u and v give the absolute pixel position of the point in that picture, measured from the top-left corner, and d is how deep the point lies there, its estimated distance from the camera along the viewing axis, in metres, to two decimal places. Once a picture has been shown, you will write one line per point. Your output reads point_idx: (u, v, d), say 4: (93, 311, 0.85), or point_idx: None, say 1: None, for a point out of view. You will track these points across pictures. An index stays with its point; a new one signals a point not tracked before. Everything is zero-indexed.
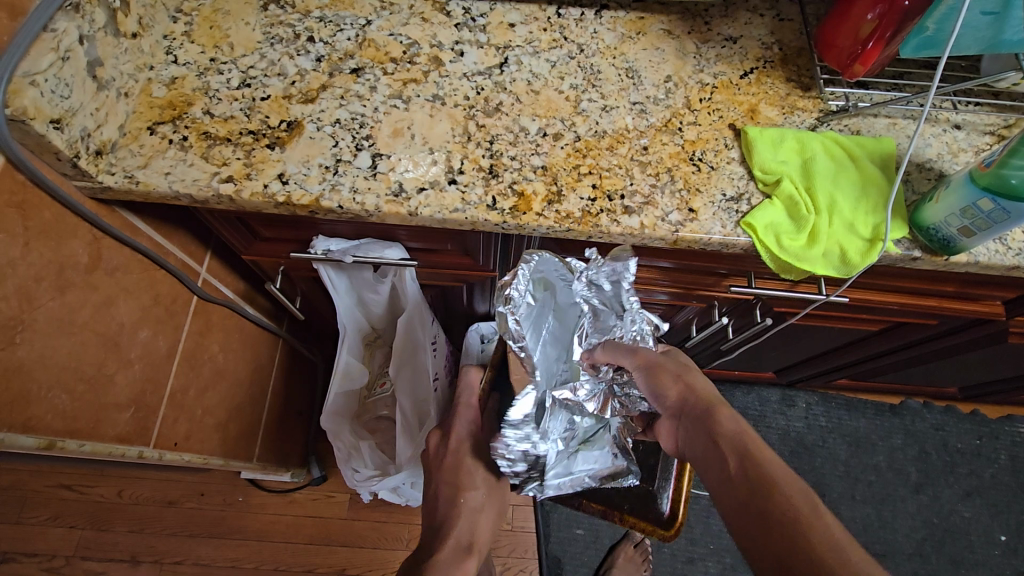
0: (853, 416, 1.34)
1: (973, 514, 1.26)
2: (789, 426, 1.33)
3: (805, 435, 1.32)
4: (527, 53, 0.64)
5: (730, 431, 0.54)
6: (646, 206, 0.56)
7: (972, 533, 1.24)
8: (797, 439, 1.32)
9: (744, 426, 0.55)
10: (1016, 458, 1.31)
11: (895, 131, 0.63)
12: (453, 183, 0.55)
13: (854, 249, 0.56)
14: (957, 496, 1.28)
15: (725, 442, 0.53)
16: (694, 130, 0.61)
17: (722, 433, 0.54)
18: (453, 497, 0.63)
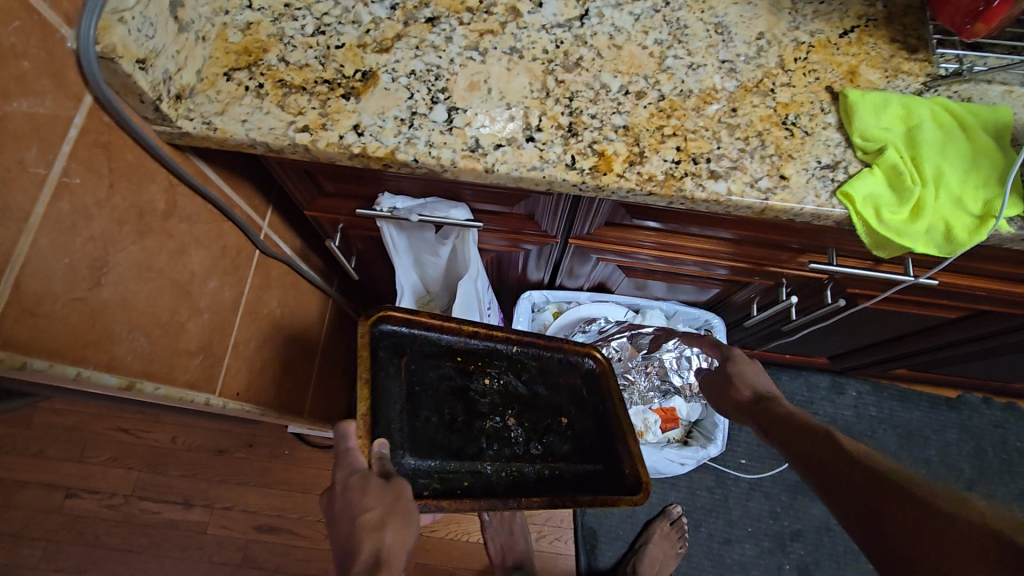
0: (905, 408, 1.29)
1: None
2: (836, 414, 1.28)
3: (854, 424, 1.27)
4: (609, 5, 0.60)
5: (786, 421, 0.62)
6: (733, 171, 0.53)
7: None
8: (843, 427, 1.27)
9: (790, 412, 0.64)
10: None
11: (1011, 99, 0.58)
12: (532, 141, 0.53)
13: (960, 225, 0.52)
14: (1011, 495, 1.22)
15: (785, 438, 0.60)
16: (788, 92, 0.57)
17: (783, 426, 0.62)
18: (350, 530, 0.52)
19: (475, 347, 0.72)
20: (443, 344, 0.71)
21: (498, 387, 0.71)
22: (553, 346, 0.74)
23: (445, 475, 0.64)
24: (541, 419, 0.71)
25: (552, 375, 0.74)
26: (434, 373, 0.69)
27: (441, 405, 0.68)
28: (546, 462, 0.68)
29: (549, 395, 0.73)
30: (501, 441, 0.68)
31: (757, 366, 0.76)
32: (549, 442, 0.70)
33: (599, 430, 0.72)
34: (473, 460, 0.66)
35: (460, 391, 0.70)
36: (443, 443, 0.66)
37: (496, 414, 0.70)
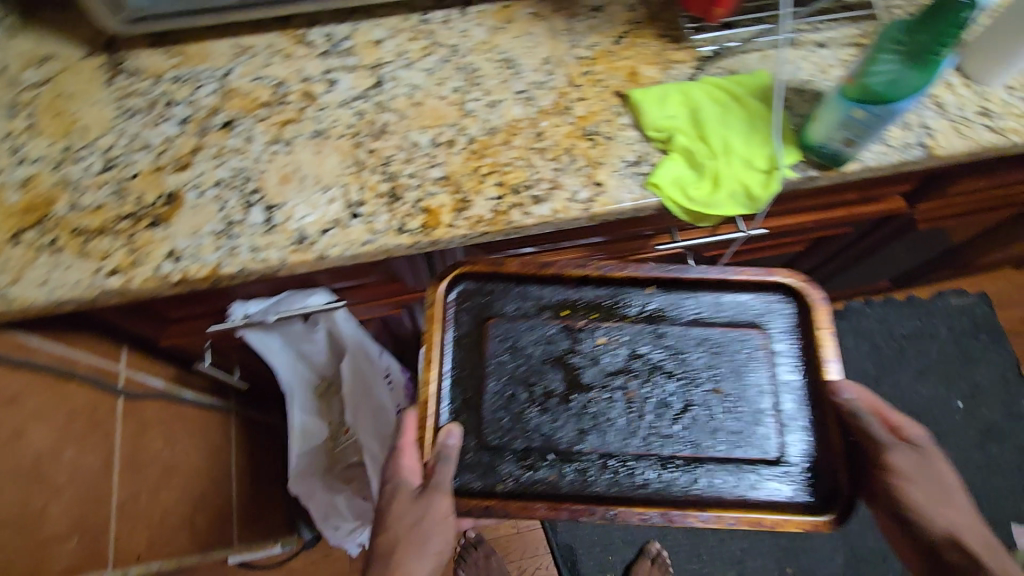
0: None
1: (929, 390, 1.35)
2: None
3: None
4: (401, 67, 0.62)
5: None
6: (553, 191, 0.56)
7: (932, 407, 1.33)
8: None
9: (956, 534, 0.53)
10: (953, 330, 1.41)
11: (768, 62, 0.66)
12: (357, 217, 0.53)
13: (756, 183, 0.58)
14: (911, 378, 1.36)
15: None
16: (583, 105, 0.62)
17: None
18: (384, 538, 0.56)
19: (610, 302, 0.61)
20: (544, 298, 0.61)
21: (641, 353, 0.59)
22: (732, 291, 0.61)
23: (537, 467, 0.57)
24: (732, 421, 0.57)
25: (722, 308, 0.61)
26: (527, 335, 0.60)
27: (537, 376, 0.59)
28: (705, 462, 0.57)
29: (727, 356, 0.59)
30: (663, 429, 0.57)
31: (931, 468, 0.54)
32: (717, 443, 0.57)
33: (798, 430, 0.58)
34: (573, 445, 0.57)
35: (568, 355, 0.59)
36: (535, 440, 0.57)
37: (631, 398, 0.58)
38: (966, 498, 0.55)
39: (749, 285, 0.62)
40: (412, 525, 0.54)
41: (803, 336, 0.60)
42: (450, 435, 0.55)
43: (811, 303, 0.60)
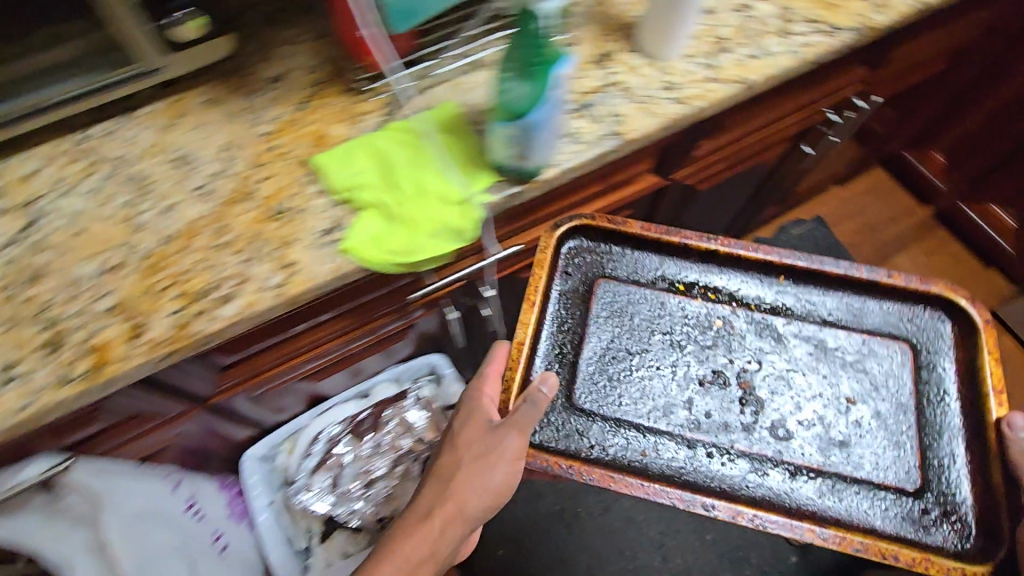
0: None
1: None
2: None
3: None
4: (57, 197, 0.57)
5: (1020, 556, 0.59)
6: (241, 286, 0.53)
7: None
8: None
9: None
10: None
11: (459, 90, 0.65)
12: (12, 379, 0.49)
13: (454, 218, 0.57)
14: None
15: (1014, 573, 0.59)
16: (269, 184, 0.58)
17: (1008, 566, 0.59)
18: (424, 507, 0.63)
19: (724, 284, 0.72)
20: (658, 271, 0.73)
21: (756, 345, 0.70)
22: (854, 288, 0.71)
23: (652, 427, 0.67)
24: (813, 390, 0.68)
25: (896, 312, 0.71)
26: (632, 303, 0.71)
27: (642, 342, 0.70)
28: (789, 453, 0.65)
29: (875, 361, 0.69)
30: (789, 377, 0.68)
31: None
32: (818, 437, 0.66)
33: (902, 415, 0.67)
34: (659, 433, 0.66)
35: (671, 335, 0.70)
36: (695, 404, 0.68)
37: (783, 345, 0.70)
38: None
39: (908, 300, 0.71)
40: (474, 456, 0.62)
41: (965, 354, 0.68)
42: (545, 383, 0.62)
43: (969, 314, 0.68)
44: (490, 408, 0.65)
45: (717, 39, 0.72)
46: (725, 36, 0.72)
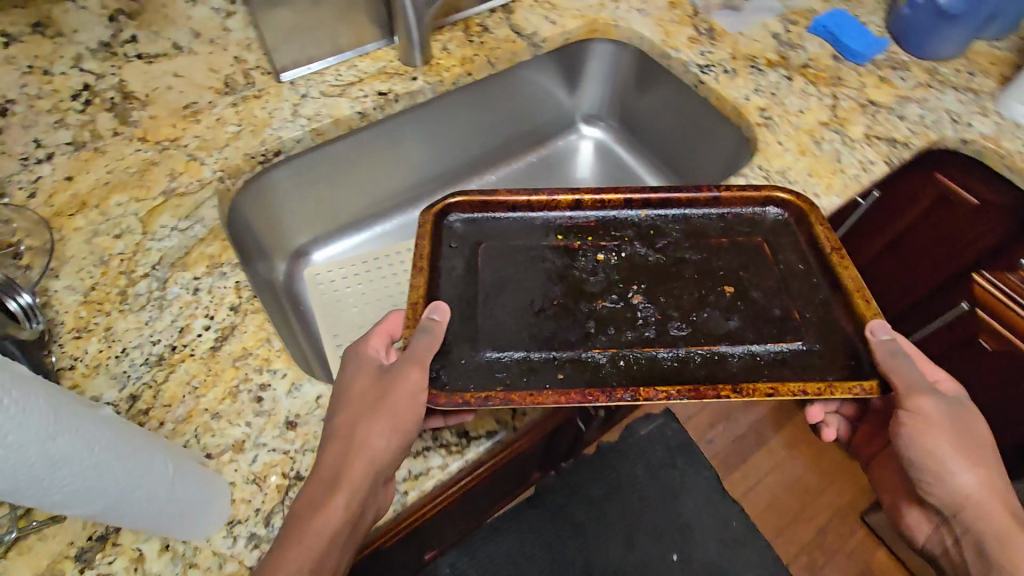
0: None
1: None
2: None
3: None
4: None
5: (930, 412, 0.54)
6: None
7: None
8: None
9: (925, 390, 0.53)
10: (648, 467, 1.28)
11: None
12: None
13: None
14: None
15: (932, 428, 0.54)
16: None
17: (926, 415, 0.54)
18: (297, 505, 0.47)
19: (598, 220, 0.66)
20: (539, 223, 0.66)
21: (600, 266, 0.62)
22: (701, 207, 0.66)
23: (530, 361, 0.55)
24: (704, 282, 0.61)
25: (747, 221, 0.66)
26: (518, 254, 0.63)
27: (533, 291, 0.60)
28: (675, 331, 0.58)
29: (730, 258, 0.63)
30: (675, 284, 0.61)
31: (899, 347, 0.53)
32: (724, 322, 0.58)
33: (779, 296, 0.60)
34: (579, 349, 0.57)
35: (562, 270, 0.62)
36: (595, 327, 0.58)
37: (669, 261, 0.63)
38: (908, 359, 0.53)
39: (746, 208, 0.66)
40: (371, 426, 0.48)
41: (807, 237, 0.64)
42: (437, 312, 0.52)
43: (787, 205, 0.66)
44: (358, 364, 0.53)
45: (290, 479, 0.50)
46: (305, 470, 0.51)
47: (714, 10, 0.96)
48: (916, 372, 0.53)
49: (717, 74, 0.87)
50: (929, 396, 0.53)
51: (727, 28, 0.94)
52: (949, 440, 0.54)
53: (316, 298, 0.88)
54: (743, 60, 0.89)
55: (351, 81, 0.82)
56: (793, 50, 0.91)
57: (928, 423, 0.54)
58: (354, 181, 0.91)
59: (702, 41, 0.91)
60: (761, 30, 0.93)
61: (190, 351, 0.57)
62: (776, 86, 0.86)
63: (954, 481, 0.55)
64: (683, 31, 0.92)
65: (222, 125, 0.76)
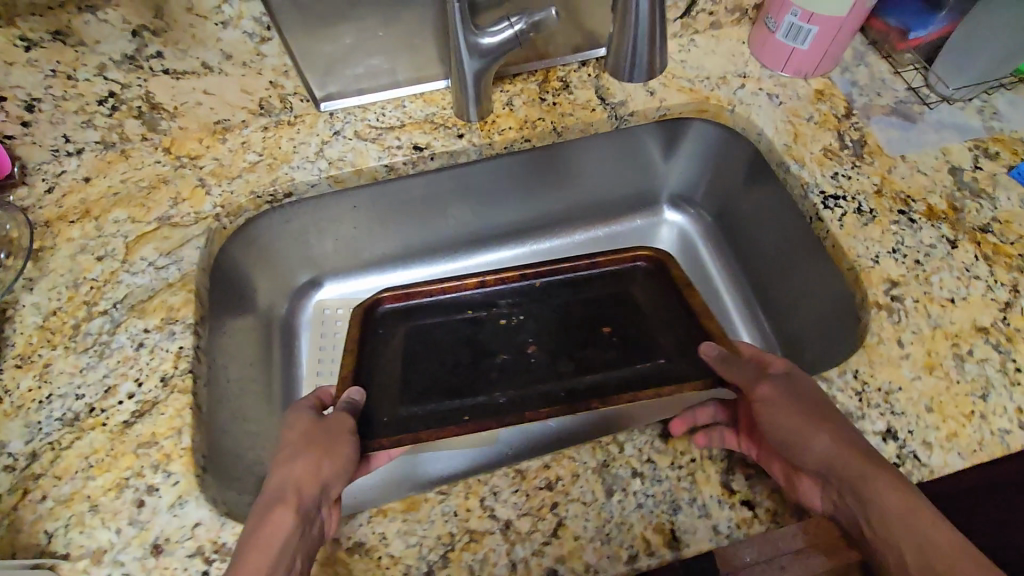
0: None
1: None
2: None
3: None
4: None
5: (765, 393, 0.51)
6: None
7: None
8: None
9: (758, 376, 0.53)
10: None
11: None
12: None
13: None
14: None
15: (770, 393, 0.50)
16: None
17: (761, 395, 0.51)
18: (261, 508, 0.45)
19: (507, 293, 0.73)
20: (455, 308, 0.72)
21: (501, 318, 0.71)
22: (583, 271, 0.75)
23: (442, 400, 0.64)
24: (581, 332, 0.70)
25: (615, 282, 0.74)
26: (437, 331, 0.70)
27: (448, 358, 0.68)
28: (563, 372, 0.67)
29: (614, 316, 0.71)
30: (566, 354, 0.68)
31: (737, 361, 0.56)
32: (603, 354, 0.68)
33: (660, 351, 0.67)
34: (482, 391, 0.65)
35: (474, 339, 0.70)
36: (502, 379, 0.66)
37: (558, 320, 0.72)
38: (748, 364, 0.55)
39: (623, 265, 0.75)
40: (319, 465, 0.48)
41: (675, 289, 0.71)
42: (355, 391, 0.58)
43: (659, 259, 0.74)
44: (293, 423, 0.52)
45: None
46: None
47: (877, 114, 0.71)
48: (764, 365, 0.55)
49: (845, 213, 0.65)
50: (770, 382, 0.51)
51: (886, 146, 0.69)
52: (801, 403, 0.49)
53: (312, 337, 0.77)
54: (891, 200, 0.65)
55: (391, 125, 0.72)
56: (971, 201, 0.65)
57: (769, 401, 0.50)
58: (382, 223, 0.79)
59: (841, 159, 0.68)
60: (934, 161, 0.68)
61: (104, 419, 0.55)
62: (924, 252, 0.62)
63: (811, 437, 0.47)
64: (820, 138, 0.70)
65: (243, 150, 0.70)
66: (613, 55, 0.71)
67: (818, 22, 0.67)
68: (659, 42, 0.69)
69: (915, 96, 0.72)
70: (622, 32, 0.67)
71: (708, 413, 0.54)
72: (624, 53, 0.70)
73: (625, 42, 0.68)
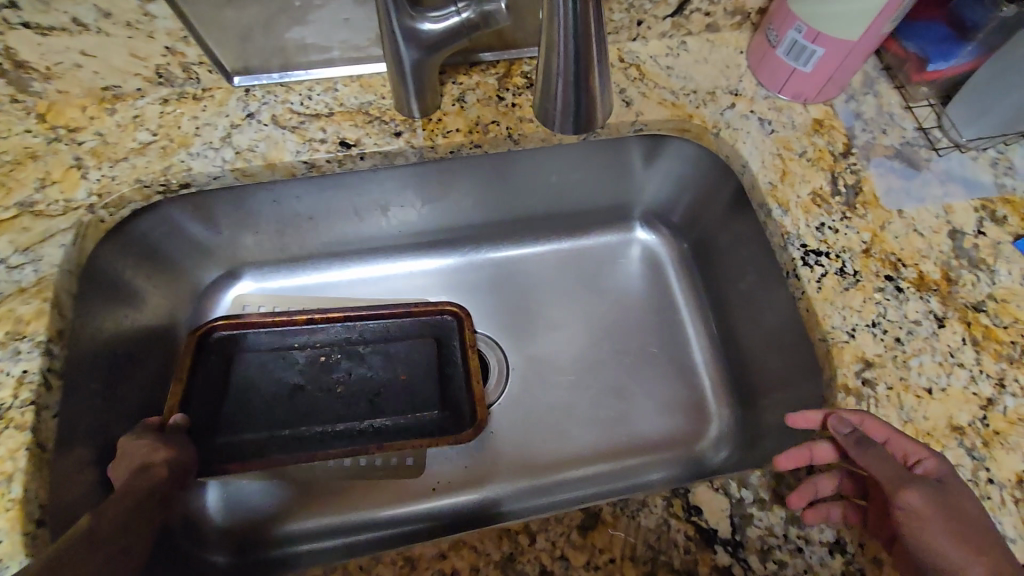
0: None
1: None
2: None
3: None
4: None
5: (921, 508, 0.40)
6: None
7: None
8: None
9: (909, 480, 0.42)
10: None
11: None
12: None
13: None
14: None
15: (933, 513, 0.40)
16: None
17: (914, 509, 0.40)
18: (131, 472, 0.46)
19: (325, 332, 0.67)
20: (278, 337, 0.67)
21: (320, 358, 0.66)
22: (400, 316, 0.69)
23: (245, 436, 0.62)
24: (386, 385, 0.66)
25: (426, 334, 0.68)
26: (252, 360, 0.65)
27: (262, 391, 0.64)
28: (349, 425, 0.64)
29: (419, 367, 0.67)
30: (369, 400, 0.65)
31: (878, 451, 0.44)
32: (398, 410, 0.65)
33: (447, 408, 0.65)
34: (280, 432, 0.63)
35: (286, 376, 0.65)
36: (303, 425, 0.63)
37: (370, 366, 0.67)
38: (889, 459, 0.44)
39: (436, 316, 0.69)
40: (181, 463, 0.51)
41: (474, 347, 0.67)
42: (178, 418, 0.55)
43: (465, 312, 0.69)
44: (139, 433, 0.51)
45: None
46: None
47: (878, 156, 0.62)
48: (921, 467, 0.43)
49: (827, 274, 0.56)
50: (925, 496, 0.41)
51: (882, 197, 0.60)
52: (965, 533, 0.39)
53: None
54: (879, 262, 0.57)
55: (317, 113, 0.61)
56: (967, 272, 0.57)
57: (926, 525, 0.39)
58: (322, 216, 0.68)
59: (831, 208, 0.59)
60: (933, 220, 0.59)
61: None
62: (906, 328, 0.54)
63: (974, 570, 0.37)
64: (810, 180, 0.61)
65: (135, 127, 0.58)
66: (540, 95, 0.59)
67: (825, 44, 0.57)
68: (593, 90, 0.56)
69: (923, 139, 0.63)
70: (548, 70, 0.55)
71: (831, 484, 0.48)
72: (552, 95, 0.57)
73: (552, 82, 0.56)
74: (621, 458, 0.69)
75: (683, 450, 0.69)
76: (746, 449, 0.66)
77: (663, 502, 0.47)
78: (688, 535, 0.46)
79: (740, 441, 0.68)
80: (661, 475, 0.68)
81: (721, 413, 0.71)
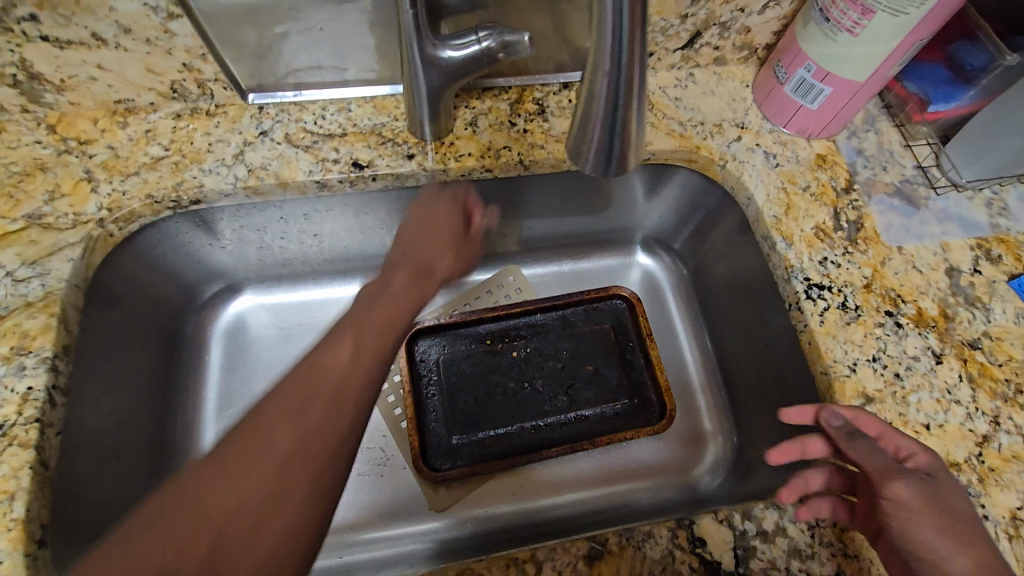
0: None
1: None
2: None
3: None
4: None
5: (907, 499, 0.43)
6: None
7: None
8: None
9: (892, 470, 0.45)
10: None
11: None
12: None
13: None
14: None
15: (914, 504, 0.43)
16: None
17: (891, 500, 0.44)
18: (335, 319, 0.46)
19: (512, 330, 0.77)
20: (476, 333, 0.76)
21: (501, 361, 0.75)
22: (565, 309, 0.78)
23: (482, 436, 0.72)
24: (557, 382, 0.75)
25: (583, 327, 0.77)
26: (443, 372, 0.74)
27: (451, 396, 0.73)
28: (561, 408, 0.73)
29: (581, 367, 0.75)
30: (569, 390, 0.74)
31: (867, 443, 0.47)
32: (608, 398, 0.74)
33: (602, 406, 0.74)
34: (515, 424, 0.72)
35: (495, 372, 0.75)
36: (552, 405, 0.74)
37: (551, 363, 0.76)
38: (875, 450, 0.47)
39: (592, 300, 0.78)
40: (377, 321, 0.47)
41: (642, 345, 0.76)
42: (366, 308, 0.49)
43: (620, 310, 0.78)
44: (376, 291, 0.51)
45: None
46: None
47: (879, 193, 0.64)
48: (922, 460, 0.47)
49: (829, 307, 0.58)
50: (910, 484, 0.44)
51: (884, 233, 0.62)
52: (945, 521, 0.42)
53: (227, 351, 0.68)
54: (880, 297, 0.58)
55: (330, 133, 0.61)
56: (964, 309, 0.59)
57: (911, 512, 0.43)
58: (320, 232, 0.68)
59: (833, 242, 0.61)
60: (932, 257, 0.61)
61: None
62: (906, 364, 0.55)
63: (950, 549, 0.41)
64: (814, 214, 0.62)
65: (146, 141, 0.58)
66: (576, 127, 0.46)
67: (833, 83, 0.58)
68: (631, 134, 0.45)
69: (922, 177, 0.65)
70: (592, 91, 0.42)
71: (819, 478, 0.51)
72: (589, 129, 0.45)
73: (588, 124, 0.45)
74: (617, 483, 0.71)
75: (677, 477, 0.71)
76: (743, 475, 0.67)
77: (668, 533, 0.47)
78: (693, 567, 0.46)
79: (735, 470, 0.69)
80: (652, 499, 0.70)
81: (719, 439, 0.72)
